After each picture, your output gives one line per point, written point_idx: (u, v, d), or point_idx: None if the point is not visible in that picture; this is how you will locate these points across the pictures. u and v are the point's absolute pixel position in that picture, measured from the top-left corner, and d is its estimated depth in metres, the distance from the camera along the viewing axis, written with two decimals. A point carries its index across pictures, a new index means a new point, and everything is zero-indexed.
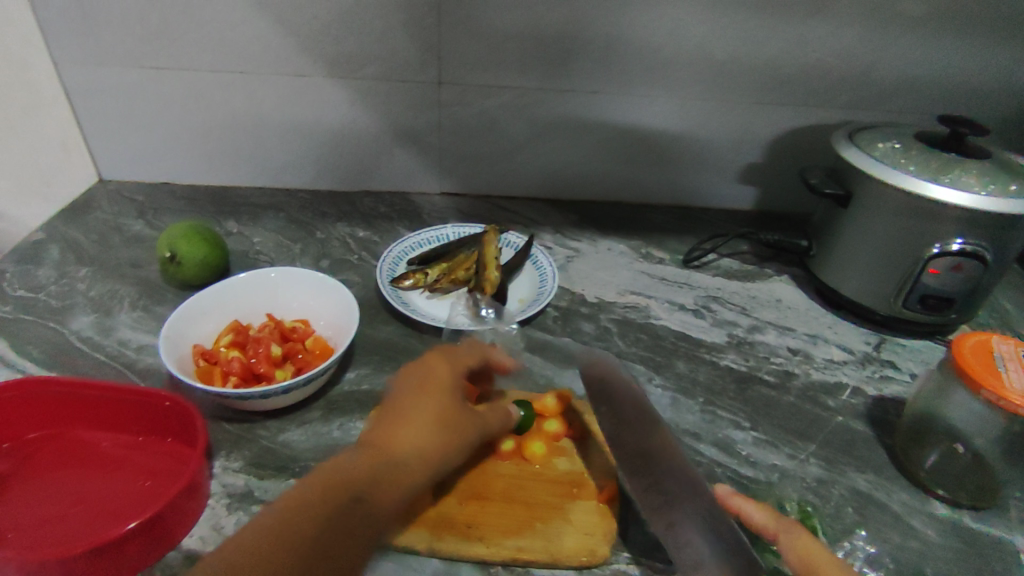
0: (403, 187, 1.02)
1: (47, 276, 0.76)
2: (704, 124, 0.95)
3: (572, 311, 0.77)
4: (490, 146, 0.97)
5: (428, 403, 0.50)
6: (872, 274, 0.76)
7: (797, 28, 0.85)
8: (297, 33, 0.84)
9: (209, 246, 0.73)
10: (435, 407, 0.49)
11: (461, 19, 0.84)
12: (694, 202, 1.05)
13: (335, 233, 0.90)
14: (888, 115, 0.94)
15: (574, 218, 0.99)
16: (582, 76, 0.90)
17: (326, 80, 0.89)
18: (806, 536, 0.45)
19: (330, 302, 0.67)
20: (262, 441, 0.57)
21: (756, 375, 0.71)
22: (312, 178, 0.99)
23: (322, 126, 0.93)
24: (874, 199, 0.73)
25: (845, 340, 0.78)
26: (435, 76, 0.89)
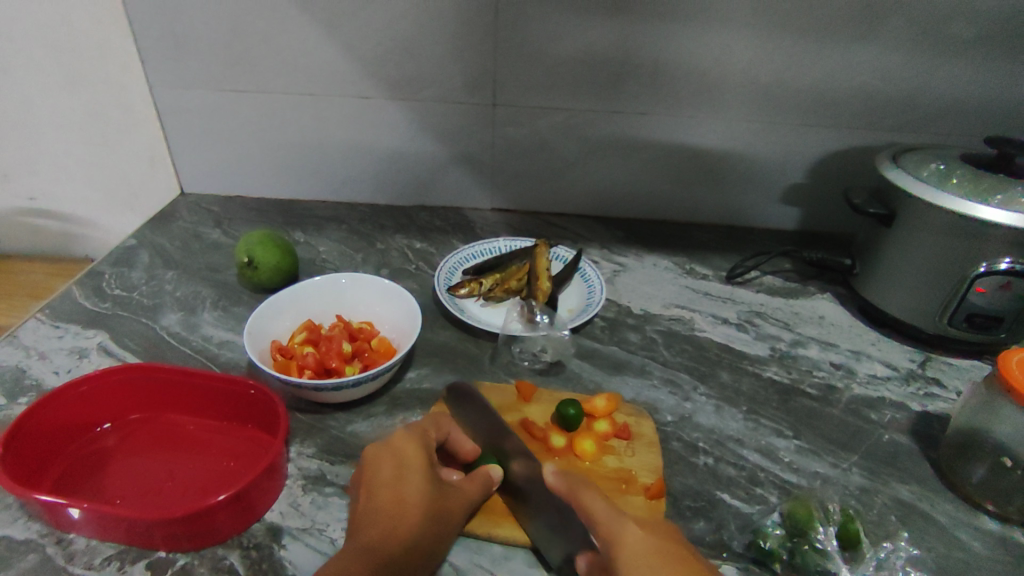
0: (456, 203, 1.07)
1: (138, 277, 0.83)
2: (748, 146, 0.98)
3: (618, 321, 0.80)
4: (539, 164, 1.02)
5: (414, 458, 0.51)
6: (918, 292, 0.78)
7: (842, 51, 0.88)
8: (365, 59, 0.92)
9: (283, 253, 0.80)
10: (414, 461, 0.51)
11: (517, 45, 0.90)
12: (738, 220, 1.07)
13: (394, 244, 0.96)
14: (934, 137, 0.95)
15: (619, 234, 1.02)
16: (628, 98, 0.94)
17: (388, 102, 0.96)
18: (591, 492, 0.48)
19: (394, 305, 0.72)
20: (333, 431, 0.62)
21: (798, 387, 0.72)
22: (372, 193, 1.06)
23: (383, 143, 1.00)
24: (919, 218, 0.75)
25: (888, 357, 0.79)
26: (490, 99, 0.95)
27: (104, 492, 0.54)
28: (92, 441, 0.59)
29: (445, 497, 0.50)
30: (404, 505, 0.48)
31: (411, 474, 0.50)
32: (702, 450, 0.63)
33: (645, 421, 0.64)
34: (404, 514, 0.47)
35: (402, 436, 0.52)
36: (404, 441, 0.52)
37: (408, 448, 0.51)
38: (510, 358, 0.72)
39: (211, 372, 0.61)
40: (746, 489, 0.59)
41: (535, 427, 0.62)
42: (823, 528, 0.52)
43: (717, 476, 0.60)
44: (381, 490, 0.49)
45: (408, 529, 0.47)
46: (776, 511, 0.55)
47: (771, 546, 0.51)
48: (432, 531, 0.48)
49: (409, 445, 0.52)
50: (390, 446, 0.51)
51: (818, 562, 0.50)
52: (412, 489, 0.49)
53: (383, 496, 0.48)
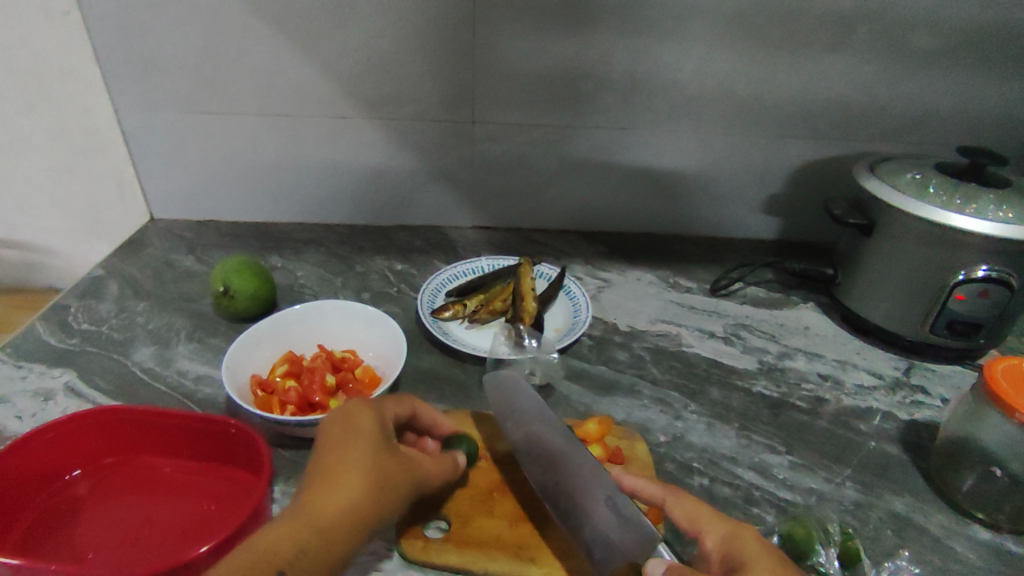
0: (436, 223, 1.06)
1: (107, 310, 0.80)
2: (726, 158, 0.98)
3: (605, 340, 0.79)
4: (520, 181, 1.01)
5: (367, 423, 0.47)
6: (899, 300, 0.79)
7: (816, 64, 0.89)
8: (340, 79, 0.90)
9: (260, 280, 0.77)
10: (367, 427, 0.47)
11: (493, 63, 0.90)
12: (719, 232, 1.07)
13: (374, 266, 0.94)
14: (907, 146, 0.97)
15: (601, 249, 1.02)
16: (606, 113, 0.94)
17: (364, 122, 0.94)
18: (691, 500, 0.49)
19: (377, 333, 0.70)
20: None
21: (787, 401, 0.72)
22: (350, 214, 1.04)
23: (360, 163, 0.98)
24: (898, 228, 0.76)
25: (874, 366, 0.80)
26: (468, 117, 0.94)
27: (75, 545, 0.51)
28: (62, 489, 0.56)
29: (393, 465, 0.45)
30: (341, 471, 0.43)
31: (356, 439, 0.45)
32: (697, 471, 0.62)
33: (638, 443, 0.63)
34: (340, 481, 0.42)
35: (359, 403, 0.49)
36: (361, 409, 0.48)
37: (362, 415, 0.48)
38: None
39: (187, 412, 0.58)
40: (742, 510, 0.58)
41: None
42: (824, 550, 0.52)
43: (713, 497, 0.59)
44: (321, 459, 0.44)
45: (346, 494, 0.42)
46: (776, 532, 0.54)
47: None
48: (381, 503, 0.43)
49: (362, 411, 0.48)
50: (343, 414, 0.47)
51: None
52: (357, 452, 0.44)
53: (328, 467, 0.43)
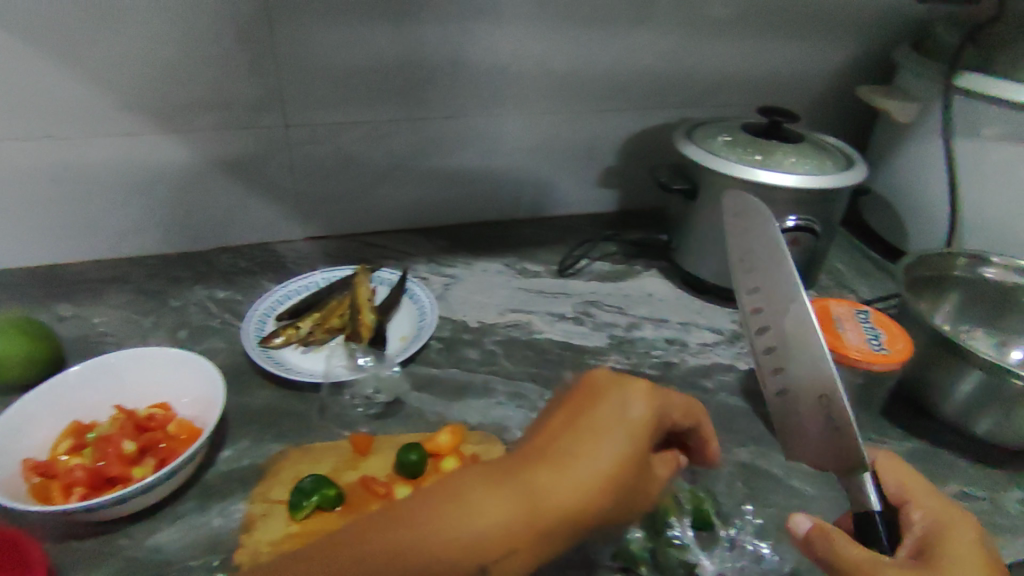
0: (261, 238, 0.94)
1: None
2: (558, 137, 0.98)
3: (456, 340, 0.75)
4: (351, 183, 0.94)
5: (597, 448, 0.46)
6: (727, 257, 0.83)
7: (627, 37, 0.91)
8: (113, 88, 0.77)
9: (34, 339, 0.64)
10: (615, 449, 0.46)
11: (298, 58, 0.81)
12: (562, 211, 1.07)
13: (191, 297, 0.82)
14: (718, 109, 1.02)
15: (446, 245, 0.98)
16: (431, 102, 0.90)
17: (153, 136, 0.82)
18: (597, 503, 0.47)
19: (188, 377, 0.60)
20: (127, 551, 0.50)
21: (639, 371, 0.73)
22: (155, 242, 0.90)
23: (159, 184, 0.85)
24: (716, 189, 0.79)
25: (713, 322, 0.84)
26: (279, 120, 0.85)
27: None
28: None
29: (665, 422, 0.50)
30: (586, 471, 0.45)
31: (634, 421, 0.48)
32: None
33: (494, 448, 0.60)
34: (629, 440, 0.47)
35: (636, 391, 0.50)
36: (608, 424, 0.47)
37: (614, 438, 0.47)
38: (342, 409, 0.64)
39: None
40: None
41: (376, 483, 0.56)
42: (679, 523, 0.53)
43: None
44: (576, 442, 0.46)
45: (625, 446, 0.47)
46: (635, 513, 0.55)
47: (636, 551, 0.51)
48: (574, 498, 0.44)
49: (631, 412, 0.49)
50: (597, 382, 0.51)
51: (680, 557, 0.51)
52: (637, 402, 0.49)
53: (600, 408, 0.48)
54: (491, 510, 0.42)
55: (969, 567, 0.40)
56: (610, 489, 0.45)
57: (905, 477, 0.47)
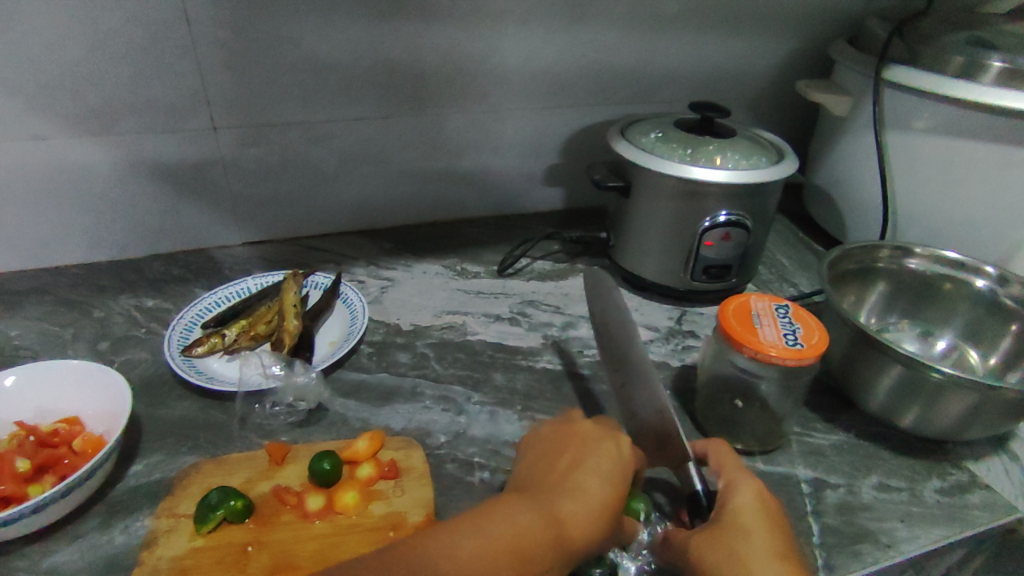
0: (197, 244, 0.93)
1: None
2: (498, 135, 0.97)
3: (387, 343, 0.74)
4: (287, 186, 0.92)
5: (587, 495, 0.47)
6: (664, 254, 0.82)
7: (562, 33, 0.91)
8: (27, 92, 0.75)
9: None
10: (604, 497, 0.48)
11: (223, 60, 0.80)
12: (508, 210, 1.06)
13: (116, 307, 0.79)
14: (660, 105, 1.02)
15: (387, 246, 0.96)
16: (366, 102, 0.89)
17: (74, 141, 0.80)
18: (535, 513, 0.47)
19: (97, 390, 0.59)
20: (20, 572, 0.49)
21: (571, 371, 0.73)
22: (83, 250, 0.87)
23: (84, 192, 0.83)
24: (648, 186, 0.79)
25: (651, 319, 0.83)
26: (207, 123, 0.84)
27: None
28: None
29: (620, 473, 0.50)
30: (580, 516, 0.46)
31: (620, 472, 0.50)
32: (478, 465, 0.60)
33: (414, 452, 0.59)
34: (612, 489, 0.48)
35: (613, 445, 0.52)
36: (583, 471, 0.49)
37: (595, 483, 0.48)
38: (262, 418, 0.63)
39: None
40: None
41: (289, 493, 0.55)
42: None
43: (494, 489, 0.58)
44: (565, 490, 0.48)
45: (613, 495, 0.48)
46: None
47: None
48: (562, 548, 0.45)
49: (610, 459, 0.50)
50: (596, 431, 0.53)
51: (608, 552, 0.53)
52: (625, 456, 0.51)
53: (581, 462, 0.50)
54: (472, 551, 0.43)
55: (750, 523, 0.47)
56: (596, 531, 0.47)
57: (721, 456, 0.53)
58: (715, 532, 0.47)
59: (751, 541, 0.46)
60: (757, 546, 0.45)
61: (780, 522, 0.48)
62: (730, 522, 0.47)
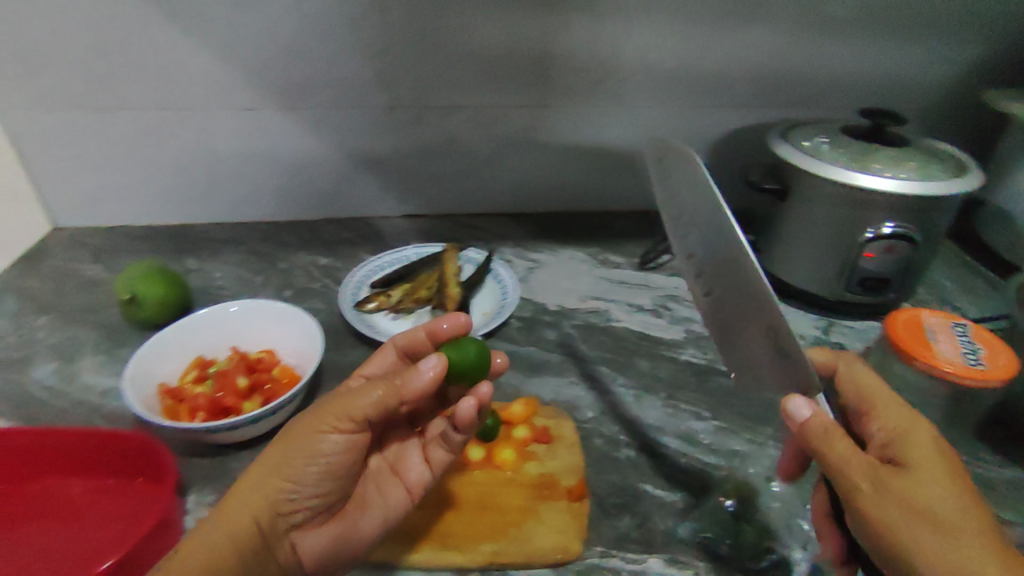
0: (363, 213, 1.02)
1: (5, 328, 0.75)
2: (649, 132, 0.99)
3: (535, 320, 0.79)
4: (446, 167, 0.99)
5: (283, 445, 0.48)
6: (817, 262, 0.80)
7: (729, 32, 0.90)
8: (245, 68, 0.86)
9: (169, 285, 0.73)
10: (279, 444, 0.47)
11: (407, 46, 0.87)
12: (648, 206, 1.08)
13: (298, 262, 0.90)
14: (820, 111, 0.99)
15: (532, 231, 1.01)
16: (529, 92, 0.93)
17: (277, 113, 0.90)
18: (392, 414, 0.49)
19: (293, 330, 0.67)
20: (234, 472, 0.57)
21: (713, 366, 0.74)
22: (270, 209, 0.99)
23: (277, 159, 0.94)
24: (809, 191, 0.77)
25: (796, 327, 0.82)
26: (386, 102, 0.91)
27: None
28: None
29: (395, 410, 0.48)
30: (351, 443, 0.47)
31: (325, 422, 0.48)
32: (624, 443, 0.62)
33: (565, 422, 0.62)
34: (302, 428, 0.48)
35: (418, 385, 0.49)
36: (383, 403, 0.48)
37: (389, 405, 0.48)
38: None
39: (107, 429, 0.54)
40: (668, 477, 0.59)
41: None
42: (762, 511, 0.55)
43: (640, 467, 0.60)
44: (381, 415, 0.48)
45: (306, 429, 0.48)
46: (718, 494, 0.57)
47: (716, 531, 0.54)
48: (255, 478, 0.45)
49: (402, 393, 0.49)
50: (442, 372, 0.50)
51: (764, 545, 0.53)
52: (314, 434, 0.46)
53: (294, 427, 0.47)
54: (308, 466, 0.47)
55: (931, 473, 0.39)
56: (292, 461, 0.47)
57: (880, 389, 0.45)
58: (890, 476, 0.40)
59: (940, 496, 0.38)
60: (947, 500, 0.38)
61: (959, 471, 0.40)
62: (911, 470, 0.39)
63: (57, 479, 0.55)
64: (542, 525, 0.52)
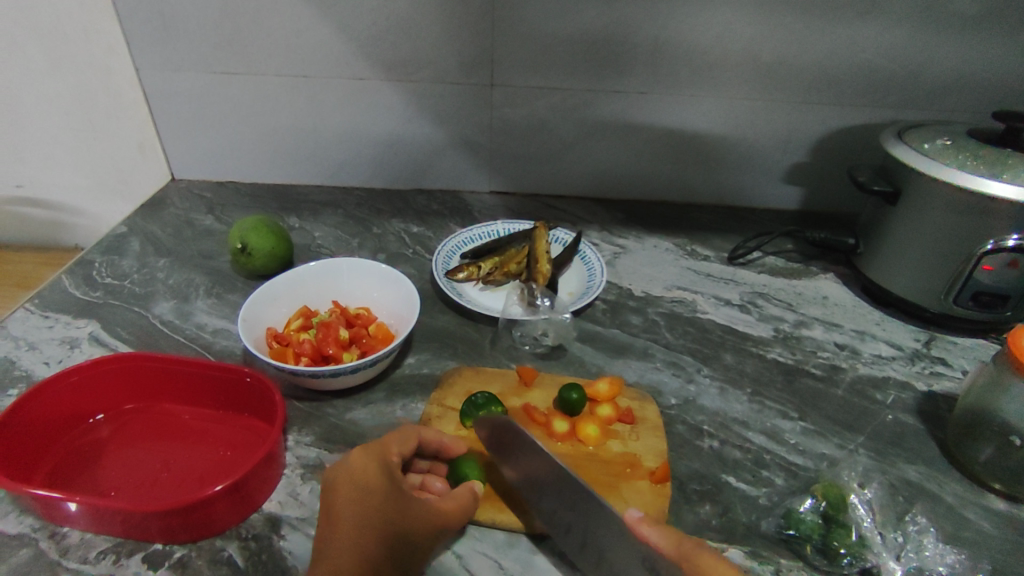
0: (453, 186, 1.04)
1: (130, 265, 0.82)
2: (750, 124, 0.96)
3: (620, 304, 0.79)
4: (537, 146, 0.99)
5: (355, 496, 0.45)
6: (924, 271, 0.76)
7: (848, 26, 0.85)
8: (356, 38, 0.88)
9: (277, 238, 0.78)
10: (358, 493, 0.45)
11: (513, 24, 0.87)
12: (739, 201, 1.05)
13: (391, 228, 0.94)
14: (939, 114, 0.93)
15: (619, 217, 1.01)
16: (630, 77, 0.91)
17: (382, 84, 0.93)
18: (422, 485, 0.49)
19: (392, 292, 0.71)
20: (331, 418, 0.61)
21: (802, 368, 0.71)
22: (366, 176, 1.03)
23: (377, 128, 0.97)
24: (924, 195, 0.73)
25: (893, 337, 0.78)
26: (486, 79, 0.92)
27: (100, 483, 0.53)
28: (86, 431, 0.58)
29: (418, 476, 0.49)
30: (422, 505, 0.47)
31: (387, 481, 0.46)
32: (707, 433, 0.62)
33: (649, 405, 0.63)
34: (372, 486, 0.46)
35: (361, 454, 0.47)
36: (341, 484, 0.45)
37: (368, 469, 0.46)
38: (511, 343, 0.71)
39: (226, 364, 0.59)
40: (752, 472, 0.58)
41: (538, 412, 0.61)
42: (855, 516, 0.52)
43: (723, 459, 0.59)
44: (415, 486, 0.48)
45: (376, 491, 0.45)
46: (808, 494, 0.54)
47: (807, 531, 0.51)
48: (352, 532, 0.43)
49: (370, 467, 0.46)
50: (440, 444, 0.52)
51: (856, 550, 0.50)
52: (364, 506, 0.45)
53: (331, 506, 0.45)
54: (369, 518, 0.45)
55: None
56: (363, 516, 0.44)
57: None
58: None
59: None
60: None
61: None
62: None
63: (179, 406, 0.61)
64: (622, 502, 0.53)
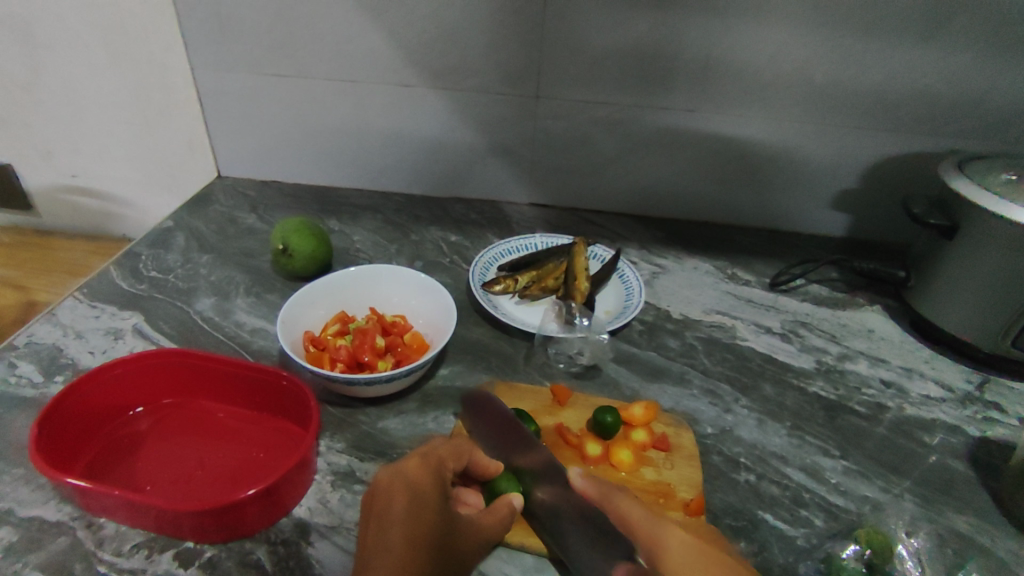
0: (492, 196, 1.04)
1: (174, 260, 0.84)
2: (799, 147, 0.93)
3: (657, 326, 0.77)
4: (579, 160, 0.99)
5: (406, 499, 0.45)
6: (981, 310, 0.72)
7: (909, 51, 0.83)
8: (406, 46, 0.89)
9: (317, 241, 0.78)
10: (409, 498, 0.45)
11: (563, 36, 0.87)
12: (783, 225, 1.03)
13: (428, 236, 0.94)
14: (1002, 144, 0.89)
15: (658, 235, 0.99)
16: (678, 94, 0.90)
17: (428, 91, 0.93)
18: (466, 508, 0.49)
19: (429, 301, 0.70)
20: (363, 426, 0.61)
21: (845, 404, 0.69)
22: (406, 182, 1.04)
23: (420, 135, 0.98)
24: (986, 231, 0.69)
25: (943, 376, 0.75)
26: (532, 91, 0.92)
27: (136, 477, 0.54)
28: (125, 424, 0.59)
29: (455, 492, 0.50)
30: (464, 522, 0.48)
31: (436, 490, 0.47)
32: (744, 466, 0.60)
33: (684, 432, 0.61)
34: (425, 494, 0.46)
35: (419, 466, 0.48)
36: (396, 492, 0.45)
37: (423, 480, 0.47)
38: (545, 360, 0.71)
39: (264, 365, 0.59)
40: (790, 510, 0.56)
41: (571, 434, 0.60)
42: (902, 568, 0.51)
43: (760, 494, 0.57)
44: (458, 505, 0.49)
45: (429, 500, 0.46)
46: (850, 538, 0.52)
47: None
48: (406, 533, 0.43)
49: (426, 479, 0.47)
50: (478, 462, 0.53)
51: None
52: (419, 512, 0.45)
53: (387, 514, 0.44)
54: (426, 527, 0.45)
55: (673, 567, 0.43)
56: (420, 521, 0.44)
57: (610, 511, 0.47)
58: None
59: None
60: None
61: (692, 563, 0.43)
62: None
63: (215, 404, 0.62)
64: None
